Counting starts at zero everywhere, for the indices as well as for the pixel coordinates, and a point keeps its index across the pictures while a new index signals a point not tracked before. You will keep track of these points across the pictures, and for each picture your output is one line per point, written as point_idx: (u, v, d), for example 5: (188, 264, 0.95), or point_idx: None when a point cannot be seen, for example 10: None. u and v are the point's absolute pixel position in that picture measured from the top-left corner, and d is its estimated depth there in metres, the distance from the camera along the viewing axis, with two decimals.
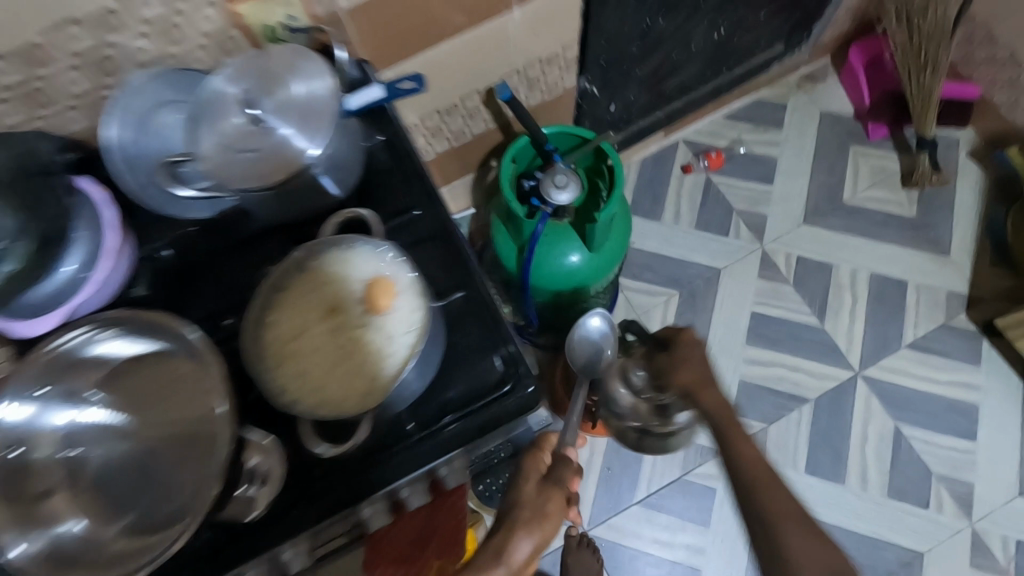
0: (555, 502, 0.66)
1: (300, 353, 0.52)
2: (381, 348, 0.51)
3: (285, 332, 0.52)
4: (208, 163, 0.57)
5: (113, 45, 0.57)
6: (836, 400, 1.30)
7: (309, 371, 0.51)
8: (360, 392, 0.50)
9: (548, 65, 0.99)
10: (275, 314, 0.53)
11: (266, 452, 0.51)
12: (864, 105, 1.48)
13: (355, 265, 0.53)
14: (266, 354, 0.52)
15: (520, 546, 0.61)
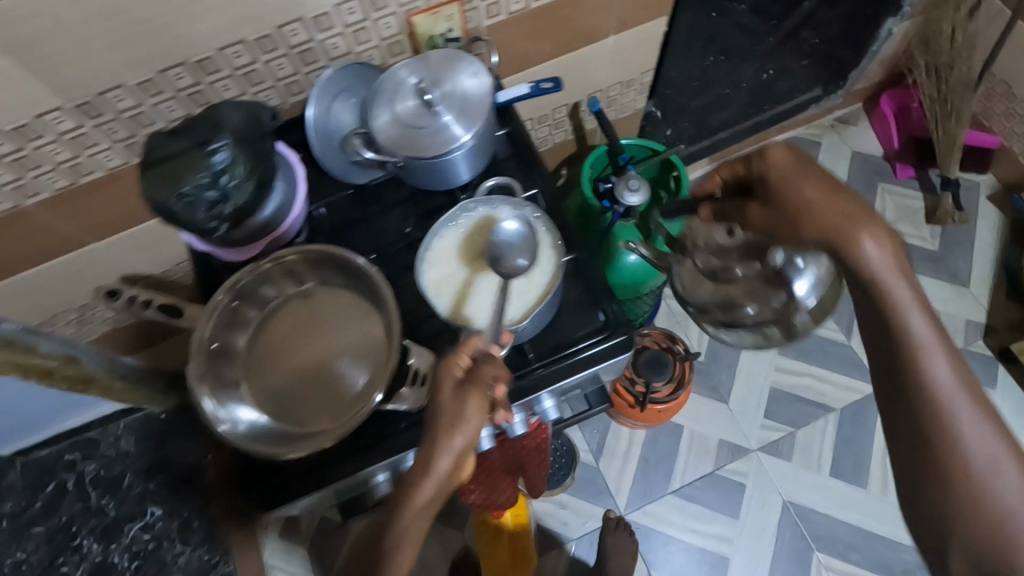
0: (472, 405, 0.58)
1: (456, 287, 0.70)
2: (517, 286, 0.70)
3: (448, 272, 0.71)
4: (384, 136, 0.72)
5: (318, 41, 0.73)
6: (859, 410, 1.41)
7: (468, 299, 0.70)
8: (506, 317, 0.69)
9: (625, 87, 1.14)
10: (439, 258, 0.72)
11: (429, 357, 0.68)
12: (893, 147, 1.62)
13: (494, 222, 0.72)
14: (435, 287, 0.71)
15: (443, 457, 0.58)
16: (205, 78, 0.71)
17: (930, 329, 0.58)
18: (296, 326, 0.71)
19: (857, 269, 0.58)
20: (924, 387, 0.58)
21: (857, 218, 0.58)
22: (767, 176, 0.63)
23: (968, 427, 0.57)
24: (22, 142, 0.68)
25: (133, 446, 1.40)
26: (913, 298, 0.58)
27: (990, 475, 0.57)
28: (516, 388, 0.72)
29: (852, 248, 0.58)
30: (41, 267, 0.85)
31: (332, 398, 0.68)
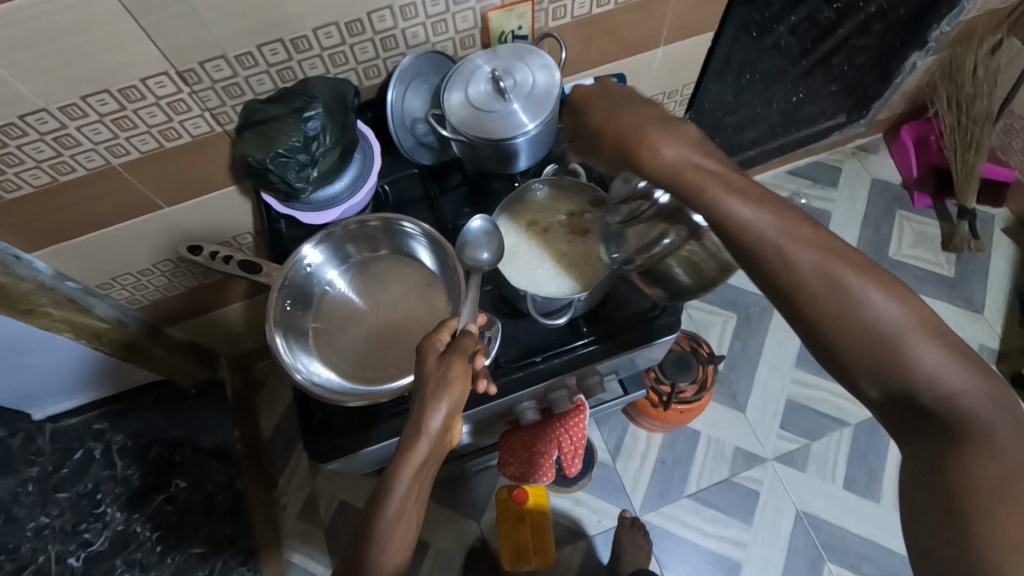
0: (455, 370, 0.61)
1: (519, 258, 0.76)
2: (578, 262, 0.75)
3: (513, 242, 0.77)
4: (457, 117, 0.77)
5: (400, 29, 0.78)
6: (874, 426, 1.44)
7: (532, 268, 0.75)
8: (570, 285, 0.74)
9: (666, 97, 1.20)
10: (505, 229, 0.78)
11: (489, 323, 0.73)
12: (913, 176, 1.68)
13: (557, 203, 0.79)
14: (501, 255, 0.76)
15: (432, 416, 0.59)
16: (295, 55, 0.76)
17: (729, 187, 0.52)
18: (360, 290, 0.76)
19: (658, 176, 0.55)
20: (745, 241, 0.51)
21: (642, 123, 0.56)
22: (580, 113, 0.63)
23: (807, 260, 0.49)
24: (125, 103, 0.73)
25: (161, 419, 1.40)
26: (693, 164, 0.53)
27: (854, 296, 0.48)
28: (569, 359, 0.76)
29: (647, 155, 0.55)
30: (118, 225, 0.90)
31: (392, 361, 0.72)
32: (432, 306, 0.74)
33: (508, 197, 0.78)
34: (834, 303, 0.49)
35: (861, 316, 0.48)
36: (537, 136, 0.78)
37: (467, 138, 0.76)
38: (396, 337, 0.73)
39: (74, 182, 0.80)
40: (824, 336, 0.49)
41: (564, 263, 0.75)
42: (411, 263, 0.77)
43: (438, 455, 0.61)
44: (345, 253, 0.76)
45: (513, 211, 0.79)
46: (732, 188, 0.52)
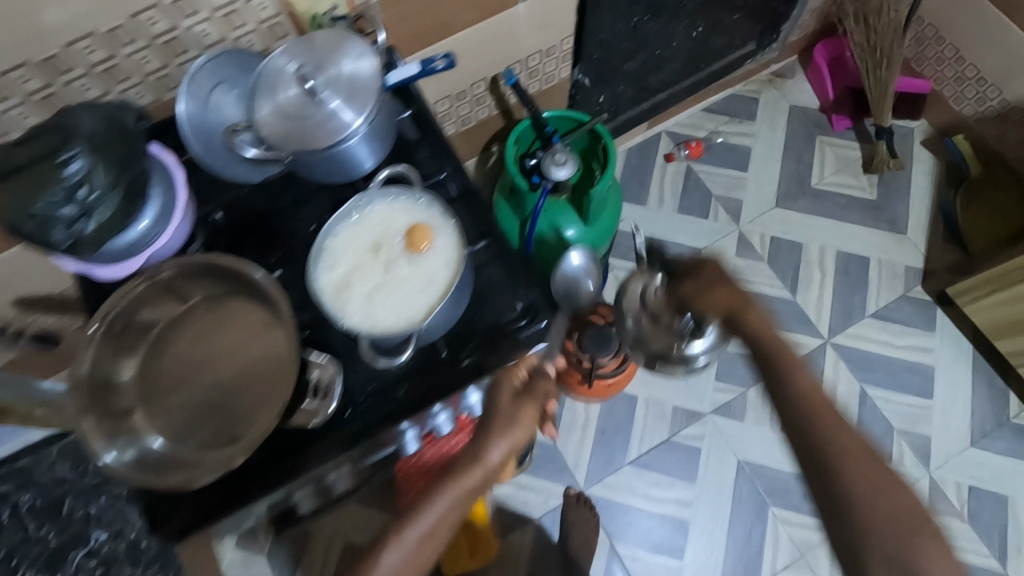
0: (526, 412, 0.67)
1: (355, 287, 0.61)
2: (427, 280, 0.61)
3: (341, 266, 0.62)
4: (267, 129, 0.66)
5: (184, 29, 0.66)
6: (807, 363, 1.43)
7: (362, 301, 0.60)
8: (409, 318, 0.60)
9: (546, 56, 1.09)
10: (330, 254, 0.62)
11: (328, 371, 0.63)
12: (828, 99, 1.62)
13: (398, 214, 0.63)
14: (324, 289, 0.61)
15: (492, 453, 0.67)
16: (58, 78, 0.64)
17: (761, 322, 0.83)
18: (190, 340, 0.65)
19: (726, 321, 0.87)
20: (821, 452, 0.71)
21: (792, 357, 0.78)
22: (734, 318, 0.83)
23: (872, 495, 0.67)
24: None
25: (73, 470, 1.32)
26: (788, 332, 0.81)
27: (910, 551, 0.64)
28: (428, 386, 0.66)
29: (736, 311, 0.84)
30: None
31: (230, 423, 0.63)
32: (270, 354, 0.64)
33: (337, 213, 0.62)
34: (900, 536, 0.65)
35: (898, 541, 0.65)
36: (366, 136, 0.67)
37: (287, 154, 0.66)
38: (232, 393, 0.64)
39: None
40: (869, 560, 0.65)
41: (408, 285, 0.61)
42: (246, 300, 0.65)
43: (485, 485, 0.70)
44: (169, 293, 0.65)
45: (342, 226, 0.63)
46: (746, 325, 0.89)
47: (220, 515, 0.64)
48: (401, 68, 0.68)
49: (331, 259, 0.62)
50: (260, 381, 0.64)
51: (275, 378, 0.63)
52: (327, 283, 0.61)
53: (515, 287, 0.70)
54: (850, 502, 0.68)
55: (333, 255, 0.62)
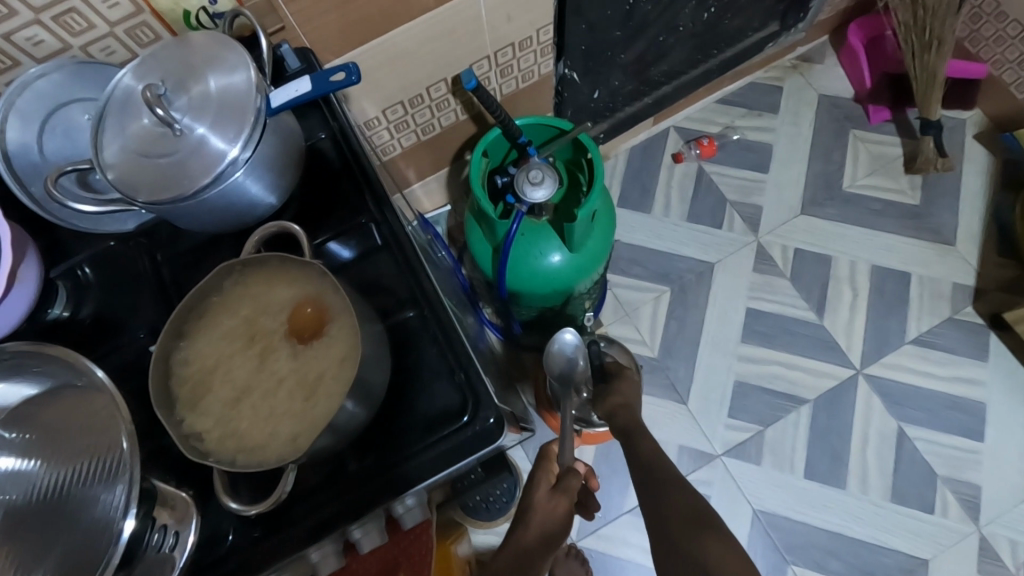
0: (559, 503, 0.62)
1: (218, 394, 0.45)
2: (315, 385, 0.45)
3: (206, 362, 0.46)
4: (113, 171, 0.49)
5: (2, 36, 0.51)
6: (834, 398, 1.24)
7: (228, 412, 0.45)
8: (287, 436, 0.44)
9: (518, 49, 0.90)
10: (193, 345, 0.47)
11: (181, 510, 0.47)
12: (865, 88, 1.39)
13: (279, 288, 0.47)
14: (179, 394, 0.45)
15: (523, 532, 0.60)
16: None
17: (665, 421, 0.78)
18: (21, 448, 0.49)
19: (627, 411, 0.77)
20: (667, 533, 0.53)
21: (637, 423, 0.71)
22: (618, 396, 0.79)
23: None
24: None
25: None
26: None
27: None
28: (335, 510, 0.50)
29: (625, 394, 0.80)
30: None
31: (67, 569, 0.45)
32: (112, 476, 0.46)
33: (195, 289, 0.46)
34: None
35: None
36: (247, 174, 0.50)
37: (139, 205, 0.49)
38: (71, 524, 0.46)
39: None
40: None
41: (289, 388, 0.45)
42: (96, 396, 0.49)
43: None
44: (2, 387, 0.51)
45: (210, 309, 0.48)
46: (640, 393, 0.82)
47: None
48: (290, 84, 0.51)
49: (188, 352, 0.47)
50: (99, 514, 0.45)
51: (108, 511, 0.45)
52: (180, 389, 0.46)
53: (452, 369, 0.53)
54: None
55: (191, 348, 0.47)
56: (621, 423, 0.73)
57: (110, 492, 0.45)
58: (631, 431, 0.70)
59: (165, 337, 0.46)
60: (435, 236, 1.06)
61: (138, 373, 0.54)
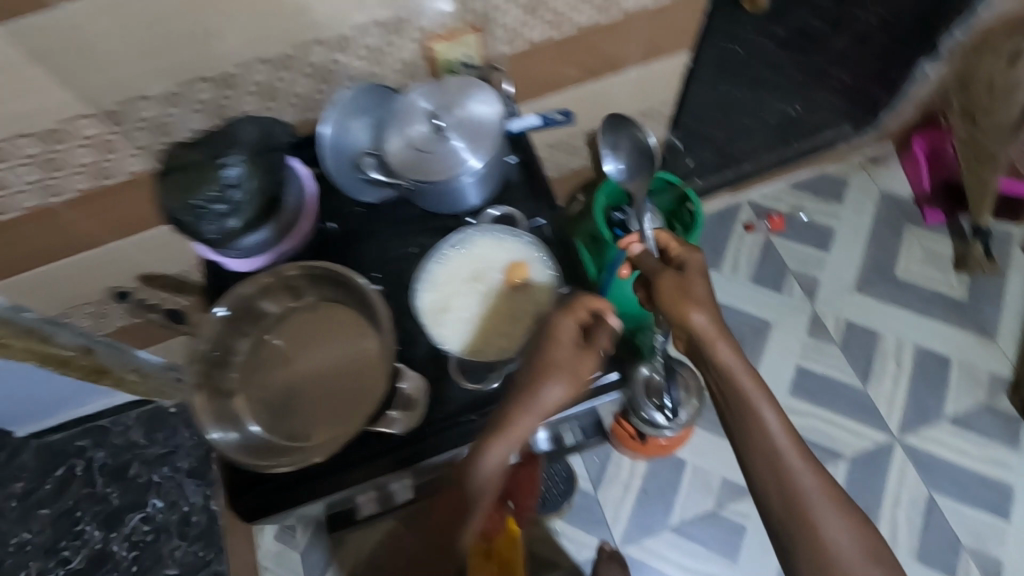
0: (568, 343, 0.65)
1: (453, 311, 0.71)
2: (520, 318, 0.71)
3: (443, 291, 0.72)
4: (398, 159, 0.72)
5: (338, 62, 0.74)
6: (872, 458, 1.36)
7: (461, 324, 0.71)
8: (501, 348, 0.71)
9: (648, 119, 1.12)
10: (434, 277, 0.73)
11: (414, 385, 0.69)
12: (923, 190, 1.59)
13: (500, 252, 0.73)
14: (428, 307, 0.71)
15: (544, 395, 0.63)
16: (224, 91, 0.72)
17: (732, 352, 0.71)
18: (292, 334, 0.71)
19: (693, 337, 0.71)
20: (760, 438, 0.71)
21: (719, 326, 0.71)
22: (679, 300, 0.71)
23: (796, 466, 0.70)
24: (47, 145, 0.70)
25: (142, 438, 1.42)
26: (735, 360, 0.71)
27: (806, 498, 0.69)
28: None
29: (683, 318, 0.71)
30: (65, 260, 0.88)
31: (310, 419, 0.68)
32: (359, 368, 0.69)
33: (444, 240, 0.73)
34: (809, 489, 0.69)
35: (797, 493, 0.69)
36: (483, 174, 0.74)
37: (406, 182, 0.73)
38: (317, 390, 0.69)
39: (14, 223, 0.78)
40: (779, 508, 0.70)
41: (501, 316, 0.72)
42: (347, 308, 0.71)
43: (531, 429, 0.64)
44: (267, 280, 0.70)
45: (448, 253, 0.73)
46: (705, 308, 0.70)
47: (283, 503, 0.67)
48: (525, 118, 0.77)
49: (430, 285, 0.72)
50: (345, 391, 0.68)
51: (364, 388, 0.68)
52: (426, 303, 0.72)
53: None
54: (763, 458, 0.71)
55: (436, 279, 0.73)
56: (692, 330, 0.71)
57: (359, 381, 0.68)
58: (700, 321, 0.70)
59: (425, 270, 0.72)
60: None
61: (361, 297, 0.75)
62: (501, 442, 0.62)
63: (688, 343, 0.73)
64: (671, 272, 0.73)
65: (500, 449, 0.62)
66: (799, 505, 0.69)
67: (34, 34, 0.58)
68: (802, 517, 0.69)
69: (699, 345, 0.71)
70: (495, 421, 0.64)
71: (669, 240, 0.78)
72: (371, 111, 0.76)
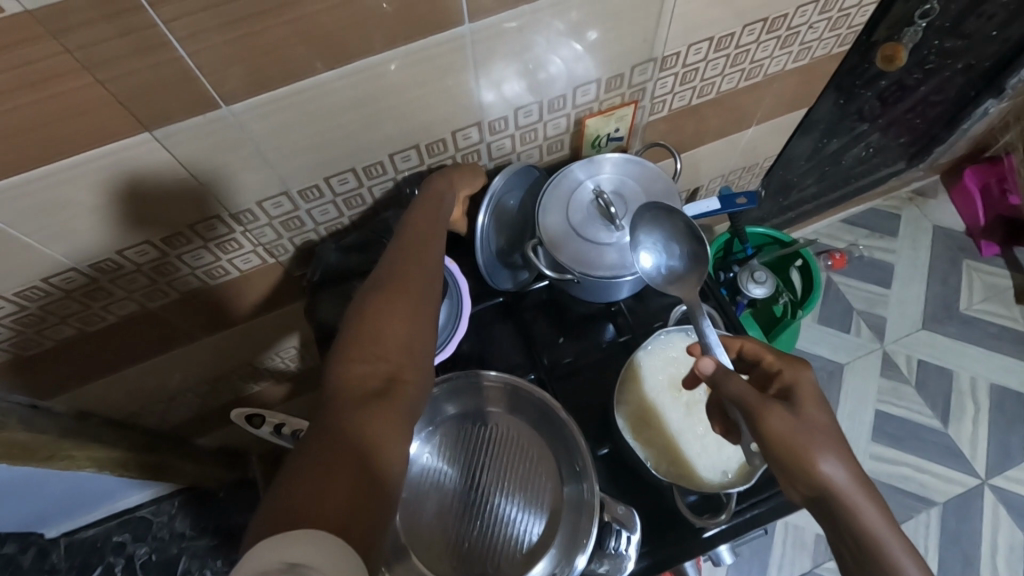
0: (422, 212, 0.59)
1: (654, 433, 0.67)
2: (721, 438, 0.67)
3: (637, 408, 0.68)
4: (568, 252, 0.65)
5: (485, 143, 0.67)
6: (962, 504, 1.33)
7: (665, 444, 0.67)
8: (718, 471, 0.66)
9: (745, 173, 1.08)
10: (626, 393, 0.68)
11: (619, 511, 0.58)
12: (979, 224, 1.58)
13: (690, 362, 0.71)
14: (627, 424, 0.67)
15: (383, 278, 0.53)
16: (367, 182, 0.64)
17: (882, 516, 0.50)
18: (455, 453, 0.64)
19: (824, 498, 0.51)
20: None
21: (822, 438, 0.51)
22: (787, 431, 0.51)
23: None
24: (168, 249, 0.62)
25: (189, 528, 1.29)
26: (887, 525, 0.49)
27: None
28: (708, 540, 0.62)
29: (809, 470, 0.50)
30: (155, 359, 0.79)
31: (481, 556, 0.59)
32: (535, 493, 0.61)
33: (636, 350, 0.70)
34: None
35: None
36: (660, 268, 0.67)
37: (572, 275, 0.65)
38: (483, 523, 0.60)
39: (108, 328, 0.69)
40: None
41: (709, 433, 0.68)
42: (518, 426, 0.64)
43: (369, 319, 0.50)
44: (439, 398, 0.64)
45: (638, 366, 0.70)
46: (835, 451, 0.51)
47: None
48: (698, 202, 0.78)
49: (627, 402, 0.68)
50: (515, 527, 0.60)
51: (553, 516, 0.60)
52: (624, 420, 0.67)
53: None
54: None
55: (627, 392, 0.69)
56: (801, 454, 0.51)
57: (533, 512, 0.60)
58: (809, 435, 0.51)
59: (619, 383, 0.68)
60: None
61: (514, 404, 0.65)
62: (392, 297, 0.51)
63: (808, 498, 0.52)
64: (781, 405, 0.53)
65: (359, 348, 0.48)
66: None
67: (192, 140, 0.50)
68: None
69: (833, 510, 0.50)
70: (373, 282, 0.53)
71: (763, 352, 0.60)
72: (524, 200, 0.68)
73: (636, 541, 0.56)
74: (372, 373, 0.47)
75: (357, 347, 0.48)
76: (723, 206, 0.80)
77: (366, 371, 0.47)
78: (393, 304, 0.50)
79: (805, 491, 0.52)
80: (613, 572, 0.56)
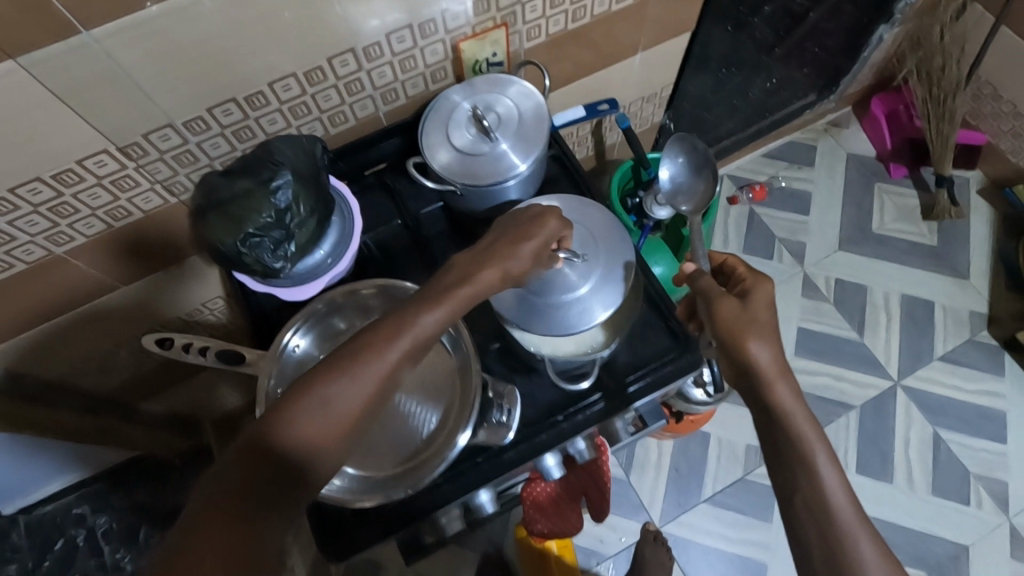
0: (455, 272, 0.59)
1: None
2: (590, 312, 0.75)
3: None
4: (450, 167, 0.70)
5: (366, 71, 0.71)
6: (878, 406, 1.44)
7: None
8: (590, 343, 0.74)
9: (647, 103, 1.14)
10: None
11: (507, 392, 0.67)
12: (887, 148, 1.67)
13: None
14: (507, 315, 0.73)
15: (378, 337, 0.53)
16: (251, 113, 0.68)
17: (798, 401, 0.61)
18: None
19: (748, 373, 0.62)
20: (788, 439, 0.60)
21: (757, 325, 0.63)
22: (733, 319, 0.63)
23: (830, 477, 0.58)
24: (61, 188, 0.64)
25: (147, 495, 1.31)
26: (798, 403, 0.60)
27: (843, 525, 0.56)
28: (592, 414, 0.70)
29: (741, 350, 0.62)
30: (74, 313, 0.81)
31: (386, 454, 0.64)
32: (432, 388, 0.66)
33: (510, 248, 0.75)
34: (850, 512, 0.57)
35: (835, 508, 0.57)
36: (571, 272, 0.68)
37: (455, 187, 0.70)
38: (386, 417, 0.66)
39: (18, 277, 0.71)
40: (817, 522, 0.57)
41: None
42: None
43: (356, 381, 0.51)
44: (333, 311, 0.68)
45: None
46: (767, 341, 0.62)
47: (356, 550, 0.65)
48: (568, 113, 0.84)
49: None
50: (412, 419, 0.65)
51: (449, 407, 0.65)
52: None
53: (666, 318, 0.74)
54: (790, 456, 0.59)
55: None
56: (731, 332, 0.63)
57: (427, 404, 0.65)
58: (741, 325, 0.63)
59: None
60: (683, 184, 1.04)
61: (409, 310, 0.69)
62: (356, 379, 0.51)
63: (737, 372, 0.64)
64: (733, 299, 0.65)
65: (333, 402, 0.50)
66: (834, 535, 0.56)
67: (61, 70, 0.53)
68: (821, 523, 0.56)
69: (754, 384, 0.62)
70: (346, 348, 0.53)
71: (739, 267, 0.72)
72: (591, 257, 0.69)
73: (518, 410, 0.66)
74: (298, 453, 0.49)
75: (317, 412, 0.50)
76: (587, 114, 0.89)
77: (319, 438, 0.50)
78: (359, 384, 0.51)
79: (733, 366, 0.64)
80: (499, 439, 0.65)
